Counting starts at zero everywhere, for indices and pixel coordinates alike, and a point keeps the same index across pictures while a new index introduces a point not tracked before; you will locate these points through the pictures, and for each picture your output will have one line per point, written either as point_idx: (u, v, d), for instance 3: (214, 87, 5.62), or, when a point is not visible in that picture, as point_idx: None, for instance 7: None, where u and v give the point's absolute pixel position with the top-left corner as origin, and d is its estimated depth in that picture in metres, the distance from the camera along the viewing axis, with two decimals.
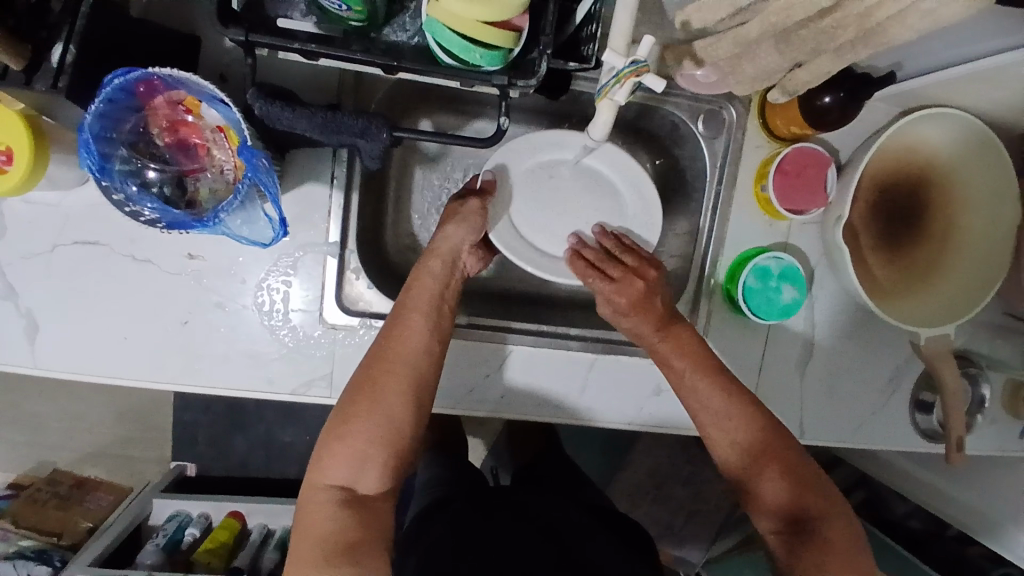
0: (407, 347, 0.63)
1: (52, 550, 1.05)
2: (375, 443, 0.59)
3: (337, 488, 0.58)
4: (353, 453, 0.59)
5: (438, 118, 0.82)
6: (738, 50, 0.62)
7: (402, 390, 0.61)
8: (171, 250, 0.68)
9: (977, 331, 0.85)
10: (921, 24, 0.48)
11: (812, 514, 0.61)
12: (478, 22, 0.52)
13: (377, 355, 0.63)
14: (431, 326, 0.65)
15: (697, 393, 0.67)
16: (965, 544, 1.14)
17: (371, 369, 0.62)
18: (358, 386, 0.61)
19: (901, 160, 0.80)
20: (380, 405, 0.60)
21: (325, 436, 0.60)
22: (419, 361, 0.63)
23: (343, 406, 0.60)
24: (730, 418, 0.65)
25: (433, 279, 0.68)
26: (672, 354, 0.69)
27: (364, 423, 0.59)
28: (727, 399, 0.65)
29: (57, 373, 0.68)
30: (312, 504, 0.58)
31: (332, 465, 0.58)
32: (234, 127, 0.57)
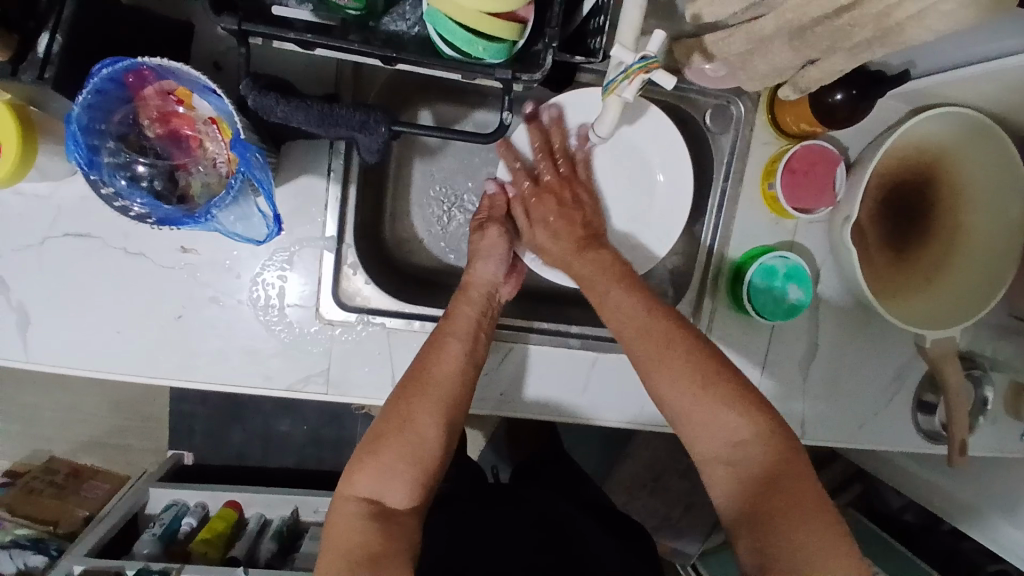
0: (445, 366, 0.63)
1: (47, 538, 1.05)
2: (404, 455, 0.59)
3: (366, 500, 0.59)
4: (384, 468, 0.59)
5: (439, 109, 0.80)
6: (750, 46, 0.60)
7: (435, 407, 0.61)
8: (164, 243, 0.67)
9: (981, 332, 0.84)
10: (941, 26, 0.47)
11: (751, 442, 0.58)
12: (486, 14, 0.50)
13: (413, 372, 0.63)
14: (468, 348, 0.65)
15: (629, 323, 0.64)
16: (960, 540, 1.15)
17: (407, 385, 0.63)
18: (392, 403, 0.62)
19: (909, 160, 0.78)
20: (414, 423, 0.60)
21: (359, 451, 0.61)
22: (456, 379, 0.63)
23: (378, 423, 0.61)
24: (653, 340, 0.62)
25: (473, 301, 0.69)
26: (595, 275, 0.68)
27: (396, 440, 0.60)
28: (652, 320, 0.63)
29: (48, 367, 0.66)
30: (340, 513, 0.59)
31: (361, 479, 0.59)
32: (227, 120, 0.55)
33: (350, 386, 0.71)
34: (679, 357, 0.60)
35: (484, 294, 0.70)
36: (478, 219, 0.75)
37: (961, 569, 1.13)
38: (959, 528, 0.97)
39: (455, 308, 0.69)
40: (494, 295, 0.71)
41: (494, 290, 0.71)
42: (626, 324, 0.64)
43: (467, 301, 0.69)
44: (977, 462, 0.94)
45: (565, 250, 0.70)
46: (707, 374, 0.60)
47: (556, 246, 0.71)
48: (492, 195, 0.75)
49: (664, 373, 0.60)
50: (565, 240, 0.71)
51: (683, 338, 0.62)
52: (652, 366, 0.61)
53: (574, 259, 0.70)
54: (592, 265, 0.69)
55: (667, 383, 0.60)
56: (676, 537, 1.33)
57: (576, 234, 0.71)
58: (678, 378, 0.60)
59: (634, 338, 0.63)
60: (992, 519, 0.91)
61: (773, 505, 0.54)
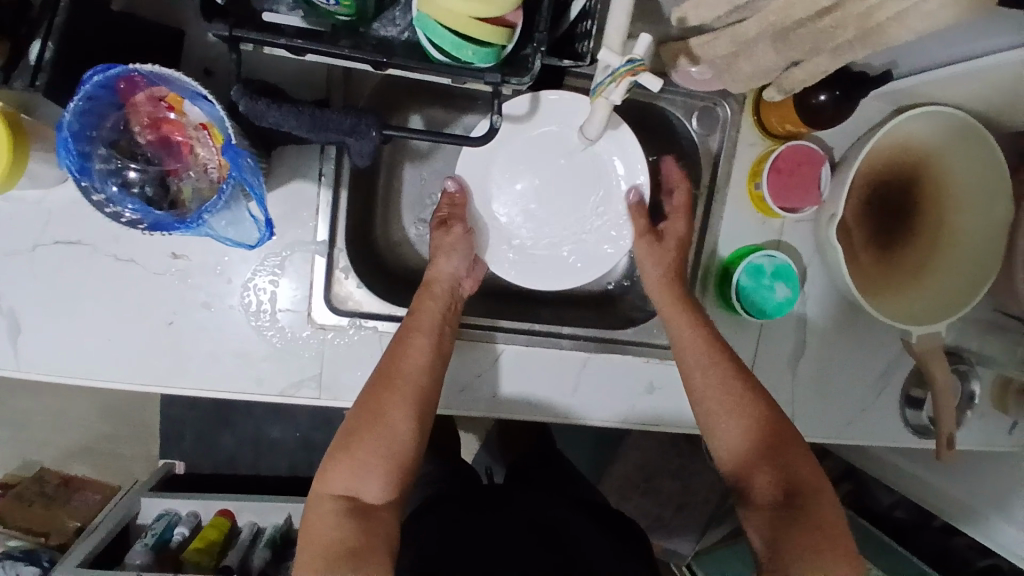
0: (412, 362, 0.64)
1: (39, 549, 1.02)
2: (377, 451, 0.61)
3: (342, 497, 0.60)
4: (359, 465, 0.61)
5: (429, 113, 0.81)
6: (735, 48, 0.61)
7: (404, 402, 0.62)
8: (155, 249, 0.67)
9: (967, 328, 0.85)
10: (922, 27, 0.48)
11: (807, 490, 0.62)
12: (473, 18, 0.51)
13: (381, 369, 0.64)
14: (434, 341, 0.66)
15: (688, 363, 0.68)
16: (950, 535, 1.16)
17: (376, 381, 0.63)
18: (361, 400, 0.63)
19: (894, 159, 0.79)
20: (384, 420, 0.61)
21: (333, 449, 0.62)
22: (422, 372, 0.64)
23: (349, 421, 0.62)
24: (729, 395, 0.66)
25: (436, 294, 0.70)
26: (681, 321, 0.70)
27: (369, 437, 0.61)
28: (729, 376, 0.66)
29: (38, 375, 0.66)
30: (317, 511, 0.60)
31: (336, 477, 0.60)
32: (218, 125, 0.55)
33: (343, 390, 0.71)
34: (750, 413, 0.65)
35: (444, 285, 0.71)
36: (439, 215, 0.74)
37: (950, 563, 1.14)
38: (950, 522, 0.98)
39: (418, 302, 0.69)
40: (456, 288, 0.72)
41: (452, 283, 0.71)
42: (683, 367, 0.69)
43: (429, 294, 0.70)
44: (965, 456, 0.96)
45: (671, 288, 0.72)
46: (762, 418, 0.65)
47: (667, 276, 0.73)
48: (451, 193, 0.74)
49: (733, 422, 0.65)
50: (672, 286, 0.72)
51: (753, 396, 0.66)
52: (718, 412, 0.66)
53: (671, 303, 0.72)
54: (686, 313, 0.71)
55: (723, 422, 0.66)
56: (669, 538, 1.33)
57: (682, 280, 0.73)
58: (745, 429, 0.65)
59: (690, 380, 0.68)
60: (981, 513, 0.92)
61: (812, 539, 0.59)
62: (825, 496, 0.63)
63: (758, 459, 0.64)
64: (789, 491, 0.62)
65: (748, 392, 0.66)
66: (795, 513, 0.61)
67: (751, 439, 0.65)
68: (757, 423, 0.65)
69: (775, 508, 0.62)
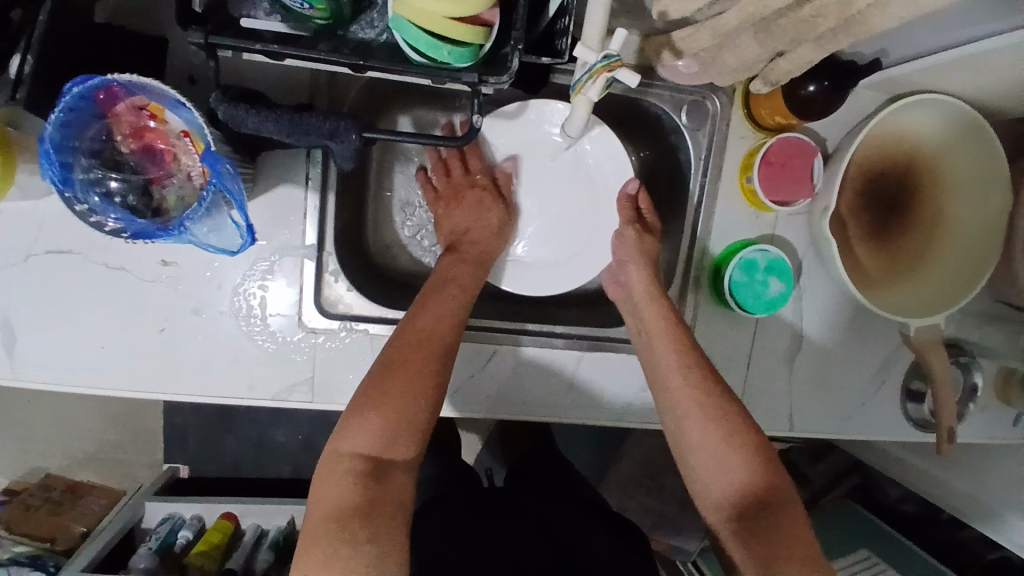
0: (437, 323, 0.63)
1: (45, 555, 1.04)
2: (407, 405, 0.58)
3: (361, 457, 0.56)
4: (383, 421, 0.56)
5: (417, 114, 0.81)
6: (718, 40, 0.60)
7: (432, 359, 0.60)
8: (145, 257, 0.67)
9: (968, 319, 0.84)
10: (904, 14, 0.47)
11: (776, 499, 0.59)
12: (446, 18, 0.50)
13: (404, 330, 0.62)
14: (459, 306, 0.65)
15: (661, 377, 0.67)
16: (958, 528, 1.14)
17: (405, 337, 0.61)
18: (390, 355, 0.60)
19: (887, 150, 0.78)
20: (413, 374, 0.59)
21: (352, 405, 0.58)
22: (450, 333, 0.63)
23: (371, 377, 0.59)
24: (694, 401, 0.64)
25: (464, 263, 0.70)
26: (658, 327, 0.69)
27: (396, 390, 0.58)
28: (694, 384, 0.64)
29: (33, 384, 0.67)
30: (333, 472, 0.55)
31: (359, 432, 0.56)
32: (199, 133, 0.55)
33: (336, 393, 0.71)
34: (720, 420, 0.62)
35: (478, 252, 0.72)
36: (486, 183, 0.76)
37: (959, 556, 1.13)
38: (956, 515, 0.97)
39: (450, 266, 0.69)
40: (488, 257, 0.73)
41: (491, 250, 0.73)
42: (657, 382, 0.67)
43: (455, 262, 0.70)
44: (969, 449, 0.94)
45: (644, 296, 0.71)
46: (737, 431, 0.62)
47: (642, 284, 0.72)
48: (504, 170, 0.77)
49: (698, 428, 0.63)
50: (643, 295, 0.72)
51: (717, 401, 0.63)
52: (686, 419, 0.64)
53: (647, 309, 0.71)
54: (660, 317, 0.69)
55: (692, 437, 0.63)
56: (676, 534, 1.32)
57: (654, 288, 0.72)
58: (710, 437, 0.62)
59: (664, 396, 0.66)
60: (988, 506, 0.91)
61: (781, 546, 0.56)
62: (794, 507, 0.59)
63: (728, 466, 0.61)
64: (760, 500, 0.59)
65: (722, 405, 0.63)
66: (759, 522, 0.58)
67: (723, 444, 0.61)
68: (727, 436, 0.62)
69: (746, 518, 0.59)
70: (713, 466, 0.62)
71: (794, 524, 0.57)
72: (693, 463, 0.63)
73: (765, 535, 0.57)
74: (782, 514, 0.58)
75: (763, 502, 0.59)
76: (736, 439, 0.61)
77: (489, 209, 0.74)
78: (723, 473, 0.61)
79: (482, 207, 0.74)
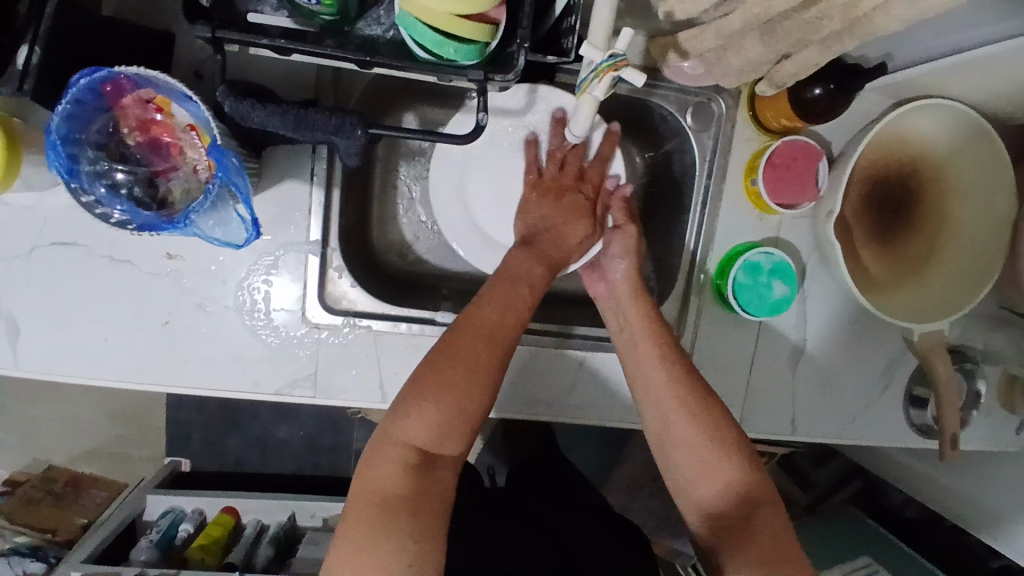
0: (500, 316, 0.61)
1: (46, 546, 1.05)
2: (467, 400, 0.57)
3: (414, 448, 0.55)
4: (439, 413, 0.56)
5: (423, 113, 0.81)
6: (722, 42, 0.60)
7: (494, 353, 0.59)
8: (150, 250, 0.67)
9: (973, 324, 0.84)
10: (909, 16, 0.47)
11: (757, 500, 0.59)
12: (453, 15, 0.51)
13: (466, 320, 0.61)
14: (524, 300, 0.64)
15: (644, 375, 0.65)
16: (961, 534, 1.14)
17: (470, 327, 0.60)
18: (451, 344, 0.59)
19: (893, 153, 0.78)
20: (475, 367, 0.58)
21: (408, 392, 0.57)
22: (514, 327, 0.62)
23: (430, 366, 0.58)
24: (674, 402, 0.63)
25: (533, 260, 0.68)
26: (639, 324, 0.68)
27: (457, 384, 0.57)
28: (674, 384, 0.63)
29: (37, 375, 0.67)
30: (381, 458, 0.55)
31: (416, 424, 0.55)
32: (205, 127, 0.56)
33: (337, 390, 0.72)
34: (703, 420, 0.62)
35: (552, 248, 0.70)
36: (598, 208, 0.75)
37: (963, 562, 1.12)
38: (958, 522, 0.97)
39: (524, 257, 0.68)
40: (559, 260, 0.70)
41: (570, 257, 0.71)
42: (640, 380, 0.66)
43: (523, 257, 0.68)
44: (974, 455, 0.94)
45: (624, 293, 0.71)
46: (720, 432, 0.61)
47: (624, 281, 0.72)
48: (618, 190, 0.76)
49: (681, 429, 0.62)
50: (620, 292, 0.71)
51: (699, 401, 0.63)
52: (668, 420, 0.63)
53: (627, 304, 0.70)
54: (640, 314, 0.68)
55: (675, 435, 0.62)
56: (676, 537, 1.31)
57: (633, 284, 0.71)
58: (692, 438, 0.62)
59: (647, 393, 0.65)
60: (994, 514, 0.90)
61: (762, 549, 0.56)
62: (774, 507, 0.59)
63: (710, 467, 0.61)
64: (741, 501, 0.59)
65: (705, 406, 0.62)
66: (741, 524, 0.58)
67: (705, 446, 0.61)
68: (710, 437, 0.61)
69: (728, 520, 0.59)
70: (696, 465, 0.61)
71: (774, 525, 0.57)
72: (675, 461, 0.63)
73: (745, 536, 0.57)
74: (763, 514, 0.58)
75: (743, 502, 0.59)
76: (720, 440, 0.61)
77: (582, 218, 0.72)
78: (704, 473, 0.61)
79: (574, 214, 0.72)
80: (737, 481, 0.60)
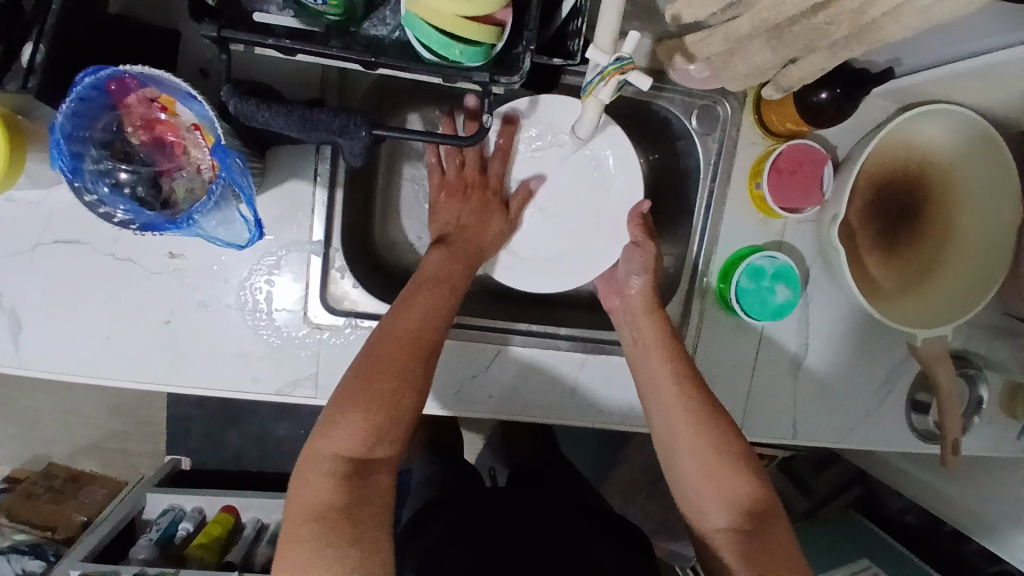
0: (417, 316, 0.61)
1: (45, 544, 1.07)
2: (392, 407, 0.56)
3: (342, 459, 0.54)
4: (361, 419, 0.54)
5: (427, 113, 0.81)
6: (729, 46, 0.60)
7: (412, 355, 0.58)
8: (153, 248, 0.67)
9: (975, 332, 0.83)
10: (918, 22, 0.46)
11: (763, 510, 0.59)
12: (460, 17, 0.51)
13: (385, 324, 0.60)
14: (441, 298, 0.63)
15: (653, 384, 0.66)
16: (961, 542, 1.13)
17: (391, 336, 0.59)
18: (376, 352, 0.58)
19: (899, 160, 0.78)
20: (393, 371, 0.57)
21: (331, 404, 0.56)
22: (432, 325, 0.61)
23: (350, 375, 0.57)
24: (683, 412, 0.63)
25: (454, 259, 0.67)
26: (653, 339, 0.68)
27: (375, 388, 0.55)
28: (686, 395, 0.63)
29: (39, 373, 0.67)
30: (309, 473, 0.54)
31: (341, 435, 0.54)
32: (209, 126, 0.55)
33: None
34: (714, 429, 0.62)
35: (469, 247, 0.70)
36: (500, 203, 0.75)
37: (961, 570, 1.12)
38: (958, 529, 0.96)
39: (444, 259, 0.67)
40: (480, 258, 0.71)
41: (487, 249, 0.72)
42: (649, 388, 0.66)
43: (445, 258, 0.67)
44: (975, 462, 0.93)
45: (640, 307, 0.71)
46: (725, 441, 0.62)
47: (639, 299, 0.71)
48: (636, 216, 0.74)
49: (689, 440, 0.62)
50: (637, 309, 0.71)
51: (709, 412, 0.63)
52: (676, 429, 0.63)
53: (643, 317, 0.70)
54: (655, 325, 0.69)
55: (680, 444, 0.62)
56: (674, 540, 1.31)
57: (648, 301, 0.71)
58: (698, 449, 0.61)
59: (655, 402, 0.65)
60: (995, 524, 0.90)
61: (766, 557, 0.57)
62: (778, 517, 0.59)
63: (716, 477, 0.61)
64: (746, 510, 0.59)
65: (714, 415, 0.63)
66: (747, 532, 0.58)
67: (713, 456, 0.61)
68: (718, 447, 0.61)
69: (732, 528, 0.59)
70: (699, 473, 0.61)
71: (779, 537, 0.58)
72: (680, 467, 0.63)
73: (750, 544, 0.58)
74: (769, 524, 0.59)
75: (748, 511, 0.59)
76: (727, 448, 0.61)
77: (488, 213, 0.73)
78: (709, 481, 0.61)
79: (484, 210, 0.73)
80: (742, 491, 0.60)
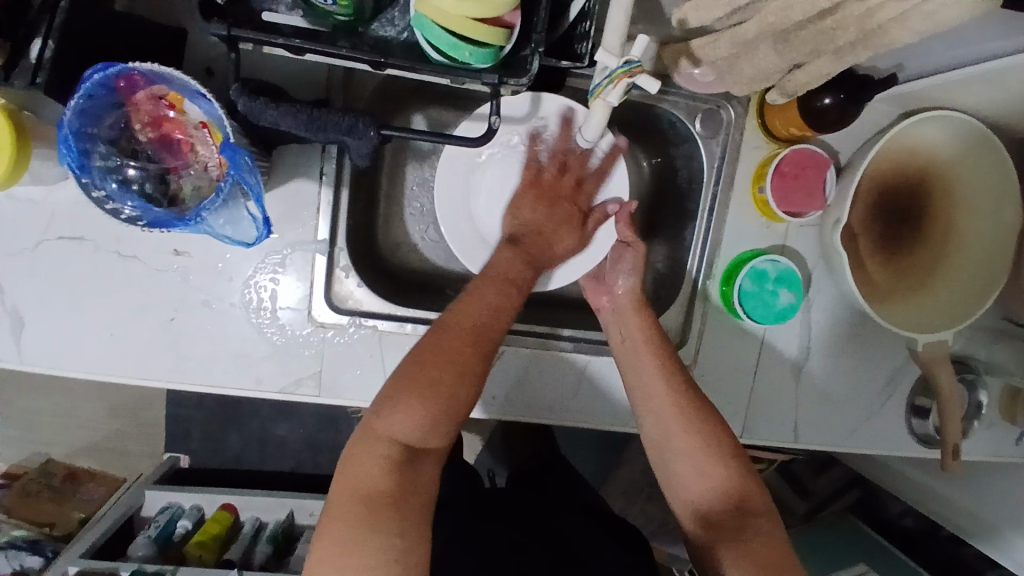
0: (482, 312, 0.62)
1: (43, 541, 1.05)
2: (452, 397, 0.57)
3: (398, 444, 0.54)
4: (423, 406, 0.55)
5: (431, 114, 0.81)
6: (735, 50, 0.60)
7: (476, 349, 0.59)
8: (156, 246, 0.67)
9: (975, 336, 0.84)
10: (924, 28, 0.47)
11: (753, 508, 0.59)
12: (470, 19, 0.51)
13: (450, 316, 0.61)
14: (505, 297, 0.64)
15: (642, 385, 0.66)
16: (959, 545, 1.14)
17: (458, 327, 0.60)
18: (442, 341, 0.59)
19: (900, 164, 0.78)
20: (457, 362, 0.58)
21: (392, 388, 0.56)
22: (495, 322, 0.62)
23: (414, 361, 0.57)
24: (672, 410, 0.63)
25: (524, 262, 0.69)
26: (641, 340, 0.68)
27: (440, 378, 0.56)
28: (673, 392, 0.64)
29: (41, 370, 0.67)
30: (363, 454, 0.54)
31: (402, 418, 0.55)
32: (217, 124, 0.56)
33: (342, 389, 0.71)
34: (702, 427, 0.62)
35: (539, 250, 0.72)
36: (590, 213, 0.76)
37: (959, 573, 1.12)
38: (957, 532, 0.97)
39: (512, 259, 0.68)
40: (545, 262, 0.72)
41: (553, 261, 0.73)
42: (638, 389, 0.66)
43: (512, 258, 0.69)
44: (974, 466, 0.94)
45: (627, 306, 0.71)
46: (714, 438, 0.62)
47: (626, 298, 0.72)
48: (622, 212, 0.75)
49: (678, 438, 0.63)
50: (625, 307, 0.71)
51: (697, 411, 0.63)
52: (665, 427, 0.64)
53: (629, 314, 0.71)
54: (642, 322, 0.70)
55: (671, 444, 0.63)
56: (673, 543, 1.31)
57: (636, 302, 0.71)
58: (688, 446, 0.62)
59: (643, 401, 0.66)
60: (993, 527, 0.90)
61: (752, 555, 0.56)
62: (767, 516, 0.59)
63: (704, 474, 0.61)
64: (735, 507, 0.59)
65: (702, 413, 0.63)
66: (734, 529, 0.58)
67: (703, 453, 0.61)
68: (706, 443, 0.62)
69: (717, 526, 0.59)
70: (690, 470, 0.62)
71: (769, 535, 0.57)
72: (670, 464, 0.63)
73: (736, 541, 0.57)
74: (757, 523, 0.58)
75: (736, 507, 0.59)
76: (715, 445, 0.62)
77: (568, 228, 0.74)
78: (698, 477, 0.61)
79: (565, 222, 0.74)
80: (730, 487, 0.60)
